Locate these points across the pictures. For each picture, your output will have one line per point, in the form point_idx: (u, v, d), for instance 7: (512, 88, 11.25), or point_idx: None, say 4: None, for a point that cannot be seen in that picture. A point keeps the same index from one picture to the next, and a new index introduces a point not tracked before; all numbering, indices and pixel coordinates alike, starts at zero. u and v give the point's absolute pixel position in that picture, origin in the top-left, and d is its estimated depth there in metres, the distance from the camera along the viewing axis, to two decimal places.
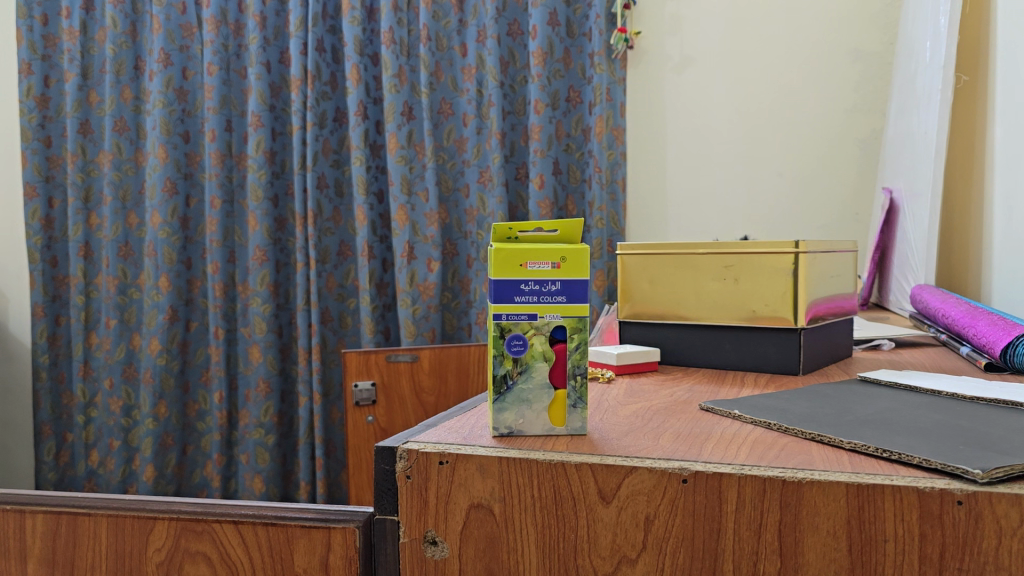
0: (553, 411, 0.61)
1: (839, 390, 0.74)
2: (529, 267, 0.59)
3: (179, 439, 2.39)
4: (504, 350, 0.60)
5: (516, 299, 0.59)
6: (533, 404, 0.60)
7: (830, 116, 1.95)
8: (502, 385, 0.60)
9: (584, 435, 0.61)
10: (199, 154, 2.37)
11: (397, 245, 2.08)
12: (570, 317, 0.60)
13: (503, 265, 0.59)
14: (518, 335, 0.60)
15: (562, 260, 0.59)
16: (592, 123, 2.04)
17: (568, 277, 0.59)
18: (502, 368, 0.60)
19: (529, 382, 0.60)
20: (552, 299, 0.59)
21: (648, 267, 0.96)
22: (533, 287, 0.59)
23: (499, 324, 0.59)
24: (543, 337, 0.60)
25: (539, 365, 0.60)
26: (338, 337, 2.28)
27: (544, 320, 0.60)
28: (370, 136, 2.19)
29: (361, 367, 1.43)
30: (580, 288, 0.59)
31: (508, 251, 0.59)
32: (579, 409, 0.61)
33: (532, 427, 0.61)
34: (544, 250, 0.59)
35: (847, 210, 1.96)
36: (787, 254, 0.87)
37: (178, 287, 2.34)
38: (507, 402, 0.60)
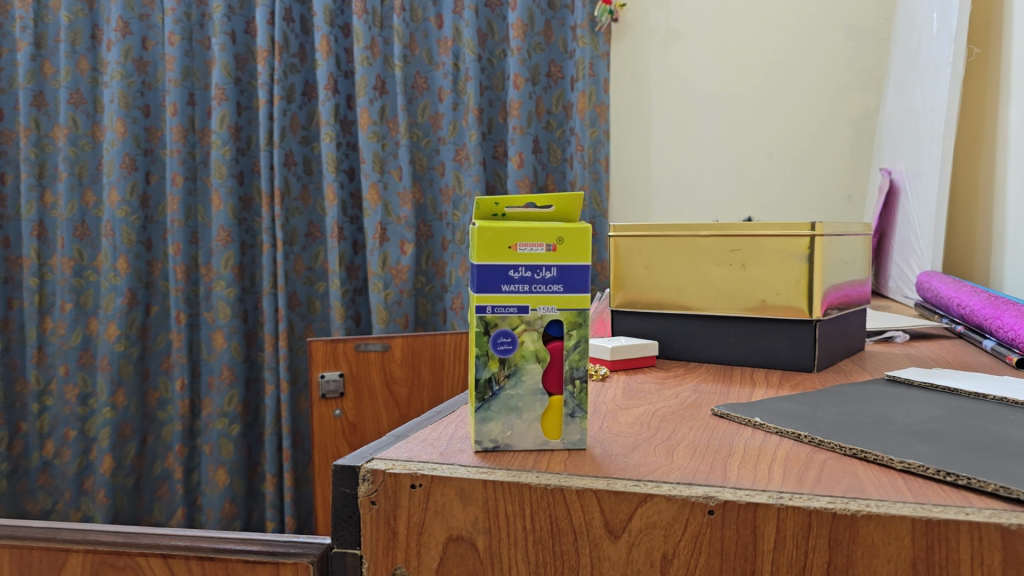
0: (548, 421, 0.51)
1: (866, 393, 0.65)
2: (519, 250, 0.49)
3: (139, 429, 2.26)
4: (489, 351, 0.50)
5: (503, 288, 0.50)
6: (523, 413, 0.51)
7: (822, 94, 1.86)
8: (487, 391, 0.50)
9: (584, 450, 0.51)
10: (160, 129, 2.24)
11: (368, 226, 1.97)
12: (568, 310, 0.50)
13: (487, 247, 0.49)
14: (505, 331, 0.50)
15: (558, 241, 0.50)
16: (574, 99, 1.93)
17: (565, 262, 0.50)
18: (487, 371, 0.50)
19: (518, 389, 0.50)
20: (548, 288, 0.50)
21: (643, 250, 0.86)
22: (524, 275, 0.50)
23: (483, 318, 0.50)
24: (537, 334, 0.50)
25: (531, 367, 0.51)
26: (307, 322, 2.17)
27: (536, 314, 0.50)
28: (341, 111, 2.08)
29: (328, 357, 1.32)
30: (581, 275, 0.50)
31: (495, 231, 0.49)
32: (578, 419, 0.51)
33: (522, 441, 0.51)
34: (536, 230, 0.49)
35: (839, 192, 1.87)
36: (801, 238, 0.78)
37: (138, 269, 2.21)
38: (492, 411, 0.50)
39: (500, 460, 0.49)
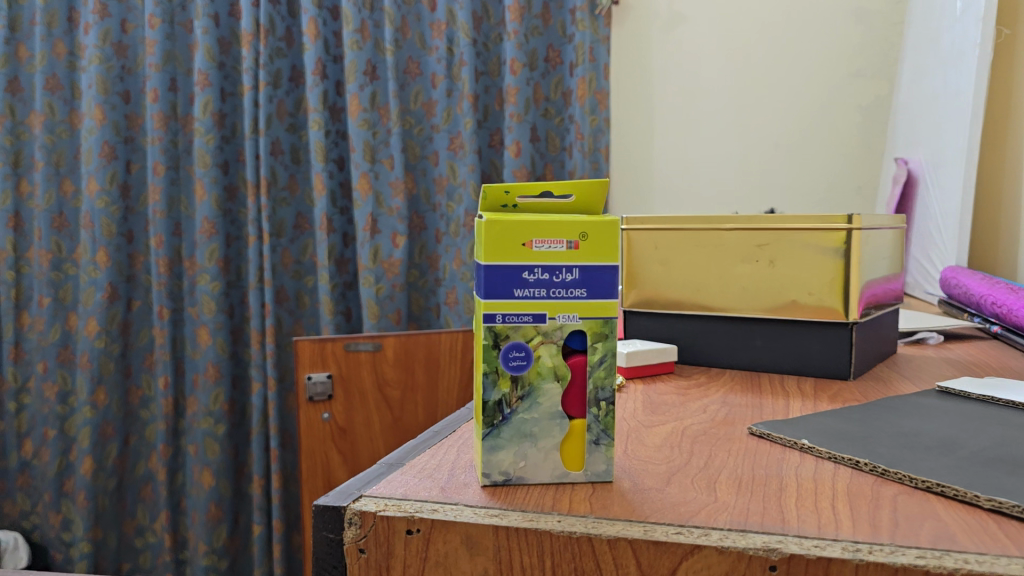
0: (568, 451, 0.44)
1: (920, 407, 0.58)
2: (535, 247, 0.42)
3: (120, 429, 2.17)
4: (500, 367, 0.43)
5: (516, 293, 0.42)
6: (539, 440, 0.43)
7: (829, 81, 1.73)
8: (496, 414, 0.43)
9: (611, 483, 0.44)
10: (140, 116, 2.14)
11: (358, 218, 1.89)
12: (592, 320, 0.43)
13: (496, 245, 0.42)
14: (519, 344, 0.43)
15: (581, 237, 0.42)
16: (574, 86, 1.83)
17: (590, 262, 0.42)
18: (496, 392, 0.43)
19: (533, 412, 0.43)
20: (570, 293, 0.42)
21: (659, 246, 0.79)
22: (540, 278, 0.42)
23: (492, 328, 0.42)
24: (556, 348, 0.43)
25: (549, 386, 0.43)
26: (296, 318, 2.09)
27: (554, 324, 0.43)
28: (330, 97, 1.99)
29: (316, 357, 1.23)
30: (609, 278, 0.43)
31: (505, 225, 0.42)
32: (604, 447, 0.44)
33: (538, 474, 0.44)
34: (554, 224, 0.42)
35: (846, 182, 1.75)
36: (837, 231, 0.70)
37: (119, 263, 2.12)
38: (503, 438, 0.43)
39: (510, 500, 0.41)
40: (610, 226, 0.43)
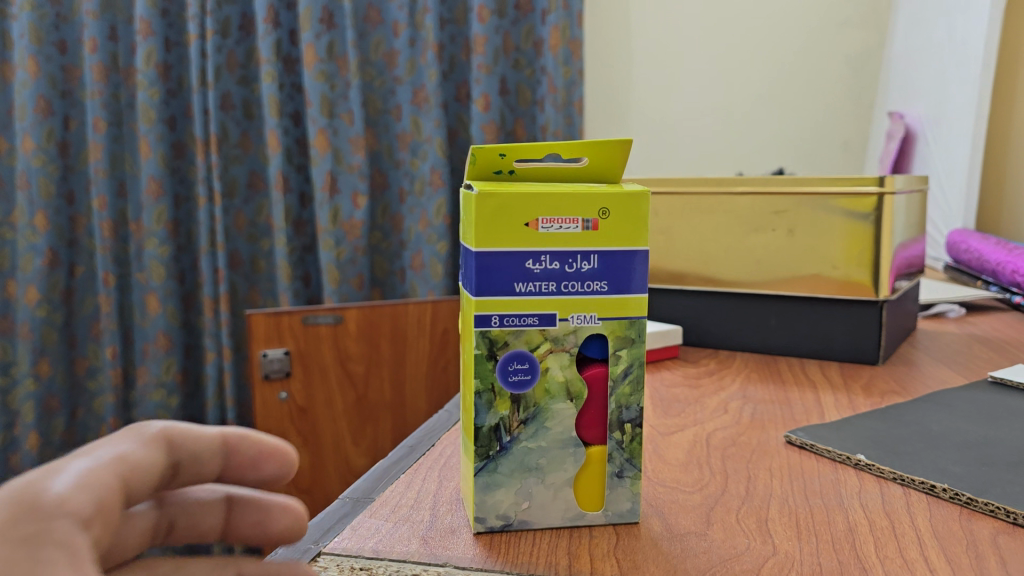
0: (584, 486, 0.35)
1: (978, 404, 0.50)
2: (542, 227, 0.33)
3: (66, 402, 1.91)
4: (496, 384, 0.34)
5: (517, 289, 0.33)
6: (547, 475, 0.35)
7: (816, 29, 1.60)
8: (493, 443, 0.34)
9: (636, 524, 0.35)
10: (79, 67, 1.85)
11: (316, 176, 1.76)
12: (614, 322, 0.34)
13: (490, 226, 0.32)
14: (521, 354, 0.34)
15: (601, 215, 0.33)
16: (546, 35, 1.66)
17: (612, 247, 0.34)
18: (494, 416, 0.34)
19: (539, 439, 0.34)
20: (589, 287, 0.34)
21: (662, 211, 0.69)
22: (548, 267, 0.33)
23: (488, 334, 0.33)
24: (569, 358, 0.34)
25: (559, 407, 0.34)
26: (251, 284, 1.97)
27: (567, 328, 0.34)
28: (284, 47, 1.84)
29: (271, 332, 1.11)
30: (638, 268, 0.34)
31: (501, 199, 0.32)
32: (628, 482, 0.35)
33: (546, 517, 0.35)
34: (569, 198, 0.33)
35: (834, 136, 1.62)
36: (866, 196, 0.61)
37: (59, 226, 1.85)
38: (501, 473, 0.34)
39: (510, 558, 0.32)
40: (641, 200, 0.33)
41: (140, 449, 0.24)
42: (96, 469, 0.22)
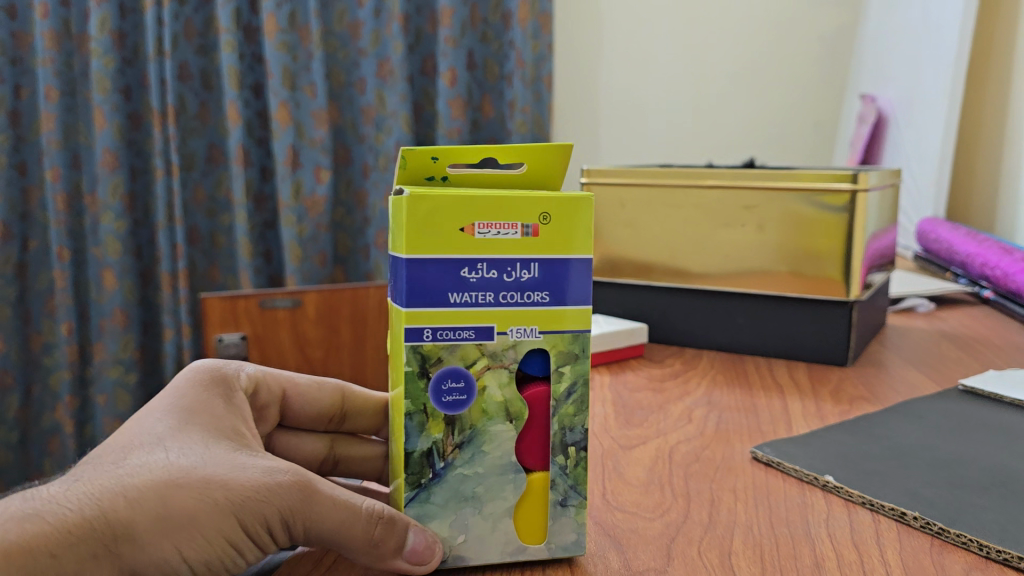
0: (524, 519, 0.34)
1: (950, 416, 0.48)
2: (478, 233, 0.31)
3: (21, 378, 1.83)
4: (429, 404, 0.32)
5: (451, 299, 0.31)
6: (484, 505, 0.33)
7: (788, 8, 1.56)
8: (425, 470, 0.32)
9: (578, 558, 0.34)
10: (30, 34, 1.76)
11: (278, 150, 1.71)
12: (556, 335, 0.33)
13: (420, 232, 0.31)
14: (455, 370, 0.32)
15: (542, 220, 0.32)
16: (514, 7, 1.62)
17: (554, 256, 0.32)
18: (426, 440, 0.32)
19: (474, 467, 0.33)
20: (530, 299, 0.32)
21: (628, 203, 0.67)
22: (485, 276, 0.32)
23: (420, 348, 0.31)
24: (508, 376, 0.33)
25: (496, 428, 0.33)
26: (210, 260, 1.92)
27: (506, 343, 0.32)
28: (244, 16, 1.78)
29: (227, 316, 1.07)
30: (581, 279, 0.32)
31: (433, 202, 0.30)
32: (573, 512, 0.34)
33: (483, 553, 0.33)
34: (507, 203, 0.31)
35: (805, 118, 1.60)
36: (838, 192, 0.59)
37: (10, 199, 1.77)
38: (434, 503, 0.33)
39: (433, 546, 0.32)
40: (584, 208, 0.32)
41: (314, 387, 0.47)
42: (266, 375, 0.44)
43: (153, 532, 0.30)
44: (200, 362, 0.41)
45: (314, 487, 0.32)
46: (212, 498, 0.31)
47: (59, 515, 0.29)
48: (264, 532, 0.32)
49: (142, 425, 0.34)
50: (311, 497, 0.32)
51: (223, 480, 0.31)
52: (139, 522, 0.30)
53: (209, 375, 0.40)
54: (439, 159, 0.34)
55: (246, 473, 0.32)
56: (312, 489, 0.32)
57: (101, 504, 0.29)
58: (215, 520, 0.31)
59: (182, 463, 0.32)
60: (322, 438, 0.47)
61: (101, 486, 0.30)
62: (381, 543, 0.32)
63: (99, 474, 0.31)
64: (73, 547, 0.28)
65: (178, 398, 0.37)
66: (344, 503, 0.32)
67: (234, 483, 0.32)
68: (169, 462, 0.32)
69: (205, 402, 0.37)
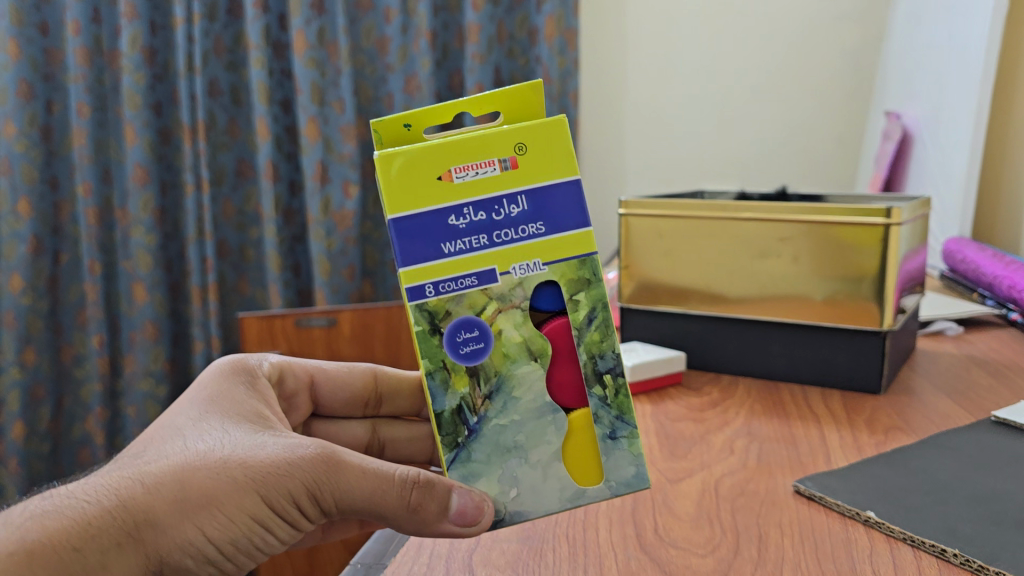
0: (573, 460, 0.40)
1: (982, 448, 0.50)
2: (457, 178, 0.39)
3: (53, 390, 1.86)
4: (448, 360, 0.39)
5: (446, 248, 0.39)
6: (528, 453, 0.40)
7: (812, 25, 1.58)
8: (460, 428, 0.40)
9: (644, 485, 0.40)
10: (62, 50, 1.77)
11: (307, 165, 1.74)
12: (560, 265, 0.40)
13: (411, 191, 0.39)
14: (468, 321, 0.39)
15: (518, 152, 0.39)
16: (541, 24, 1.63)
17: (533, 184, 0.40)
18: (453, 399, 0.39)
19: (505, 415, 0.40)
20: (526, 231, 0.39)
21: (664, 233, 0.69)
22: (474, 220, 0.39)
23: (426, 306, 0.39)
24: (522, 315, 0.40)
25: (522, 369, 0.40)
26: (239, 272, 1.95)
27: (512, 283, 0.39)
28: (273, 33, 1.81)
29: (263, 334, 1.11)
30: (564, 202, 0.40)
31: (415, 159, 0.39)
32: (625, 445, 0.41)
33: (541, 502, 0.40)
34: (479, 147, 0.39)
35: (828, 132, 1.62)
36: (872, 226, 0.61)
37: (42, 213, 1.79)
38: (478, 458, 0.40)
39: (480, 506, 0.38)
40: (552, 134, 0.40)
41: (347, 373, 0.54)
42: (293, 363, 0.52)
43: (175, 513, 0.35)
44: (225, 359, 0.47)
45: (339, 459, 0.38)
46: (231, 476, 0.36)
47: (88, 505, 0.34)
48: (286, 502, 0.37)
49: (172, 421, 0.40)
50: (334, 469, 0.37)
51: (241, 459, 0.37)
52: (160, 506, 0.35)
53: (230, 367, 0.46)
54: (411, 125, 0.44)
55: (263, 453, 0.37)
56: (332, 461, 0.37)
57: (127, 492, 0.35)
58: (235, 495, 0.36)
59: (201, 449, 0.37)
60: (364, 424, 0.55)
61: (127, 479, 0.35)
62: (422, 506, 0.37)
63: (127, 468, 0.36)
64: (103, 532, 0.33)
65: (202, 391, 0.43)
66: (374, 473, 0.38)
67: (252, 463, 0.37)
68: (188, 451, 0.37)
69: (230, 391, 0.43)
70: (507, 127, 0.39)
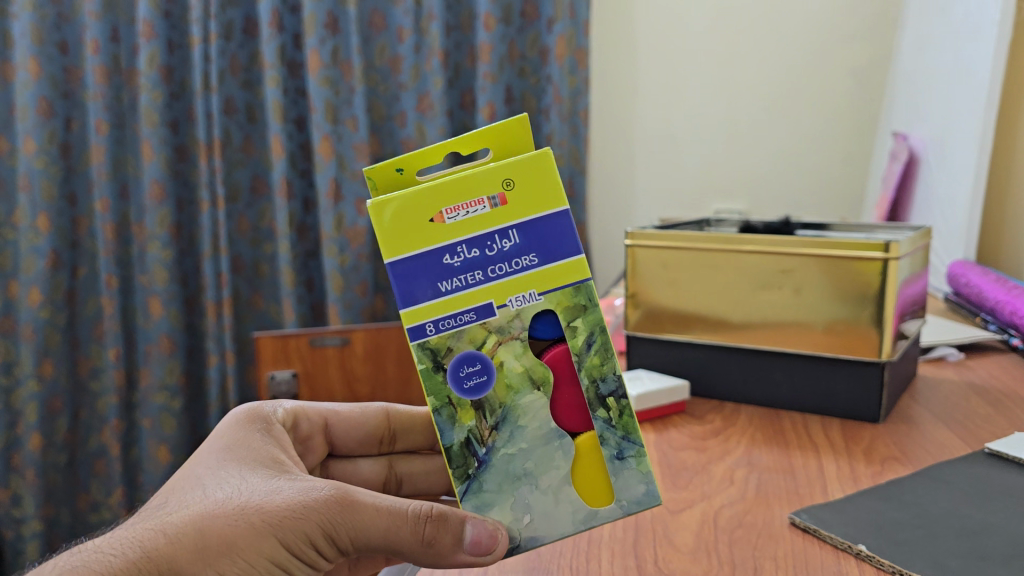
0: (583, 483, 0.40)
1: (975, 481, 0.51)
2: (447, 218, 0.38)
3: (70, 402, 1.89)
4: (453, 395, 0.39)
5: (443, 288, 0.38)
6: (539, 479, 0.39)
7: (820, 45, 1.59)
8: (469, 460, 0.39)
9: (658, 502, 0.39)
10: (81, 69, 1.80)
11: (321, 183, 1.77)
12: (557, 293, 0.38)
13: (404, 235, 0.38)
14: (470, 355, 0.38)
15: (506, 188, 0.38)
16: (551, 43, 1.65)
17: (524, 217, 0.38)
18: (459, 432, 0.39)
19: (513, 444, 0.39)
20: (519, 264, 0.38)
21: (669, 263, 0.72)
22: (468, 257, 0.38)
23: (427, 345, 0.38)
24: (522, 346, 0.39)
25: (527, 399, 0.39)
26: (254, 287, 1.98)
27: (509, 315, 0.38)
28: (288, 52, 1.84)
29: (278, 354, 1.14)
30: (558, 233, 0.38)
31: (406, 204, 0.37)
32: (633, 464, 0.39)
33: (556, 526, 0.39)
34: (467, 185, 0.37)
35: (836, 151, 1.63)
36: (869, 261, 0.62)
37: (61, 228, 1.81)
38: (489, 488, 0.39)
39: (495, 535, 0.38)
40: (539, 166, 0.38)
41: (361, 413, 0.57)
42: (307, 408, 0.53)
43: (196, 560, 0.36)
44: (242, 405, 0.49)
45: (353, 500, 0.39)
46: (249, 522, 0.38)
47: (113, 558, 0.36)
48: (303, 545, 0.38)
49: (193, 473, 0.42)
50: (348, 509, 0.38)
51: (258, 506, 0.38)
52: (182, 556, 0.36)
53: (245, 416, 0.47)
54: (403, 169, 0.42)
55: (280, 497, 0.39)
56: (347, 501, 0.39)
57: (149, 545, 0.36)
58: (255, 539, 0.37)
59: (220, 500, 0.39)
60: (380, 460, 0.57)
61: (151, 533, 0.37)
62: (437, 539, 0.38)
63: (151, 523, 0.38)
64: None
65: (221, 441, 0.45)
66: (387, 510, 0.39)
67: (269, 508, 0.38)
68: (207, 502, 0.38)
69: (248, 437, 0.45)
70: (494, 163, 0.38)
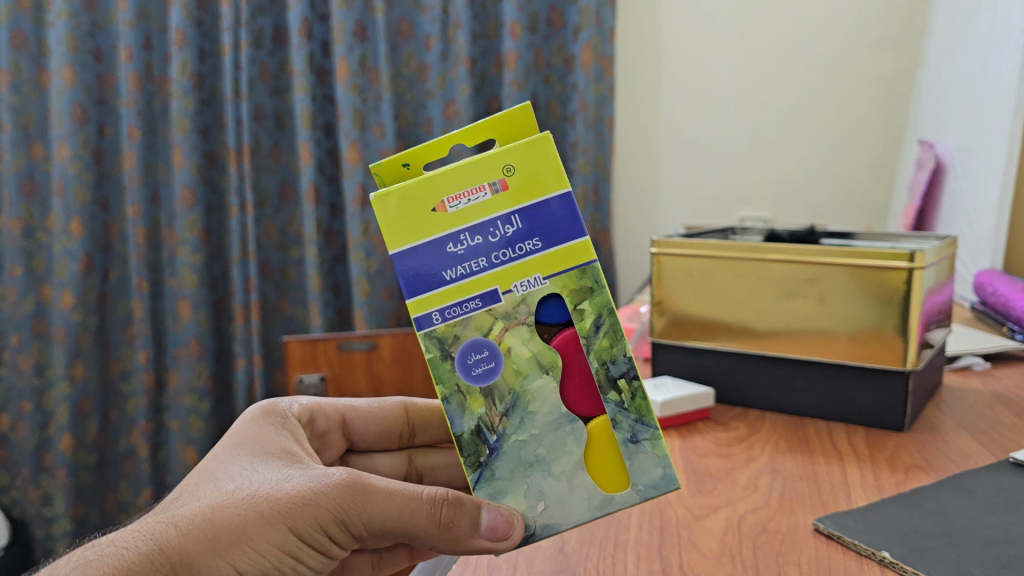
0: (596, 467, 0.41)
1: (999, 490, 0.52)
2: (450, 207, 0.39)
3: (100, 404, 1.92)
4: (462, 383, 0.40)
5: (449, 275, 0.39)
6: (551, 466, 0.40)
7: (845, 53, 1.59)
8: (480, 448, 0.40)
9: (674, 486, 0.40)
10: (114, 76, 1.83)
11: (348, 189, 1.79)
12: (562, 277, 0.39)
13: (410, 224, 0.39)
14: (477, 342, 0.39)
15: (506, 174, 0.39)
16: (577, 52, 1.66)
17: (526, 202, 0.39)
18: (469, 421, 0.40)
19: (524, 431, 0.40)
20: (523, 249, 0.39)
21: (693, 272, 0.73)
22: (472, 244, 0.39)
23: (434, 334, 0.39)
24: (528, 331, 0.40)
25: (535, 384, 0.40)
26: (281, 291, 2.00)
27: (514, 300, 0.39)
28: (316, 60, 1.86)
29: (306, 358, 1.16)
30: (559, 216, 0.39)
31: (409, 195, 0.39)
32: (648, 447, 0.40)
33: (571, 513, 0.40)
34: (467, 174, 0.39)
35: (861, 159, 1.63)
36: (892, 270, 0.62)
37: (93, 232, 1.84)
38: (502, 476, 0.40)
39: (510, 520, 0.39)
40: (539, 150, 0.39)
41: (378, 408, 0.58)
42: (324, 403, 0.54)
43: (208, 551, 0.36)
44: (258, 403, 0.50)
45: (365, 484, 0.40)
46: (260, 510, 0.38)
47: (125, 550, 0.35)
48: (314, 532, 0.39)
49: (204, 472, 0.42)
50: (360, 493, 0.39)
51: (268, 495, 0.39)
52: (194, 546, 0.36)
53: (260, 413, 0.49)
54: (409, 164, 0.44)
55: (290, 486, 0.39)
56: (359, 487, 0.40)
57: (161, 537, 0.36)
58: (266, 528, 0.38)
59: (229, 492, 0.39)
60: (400, 454, 0.58)
61: (161, 526, 0.37)
62: (454, 523, 0.39)
63: (161, 517, 0.38)
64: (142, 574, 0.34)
65: (231, 439, 0.45)
66: (400, 494, 0.40)
67: (280, 496, 0.39)
68: (218, 495, 0.39)
69: (263, 433, 0.46)
70: (491, 151, 0.38)
